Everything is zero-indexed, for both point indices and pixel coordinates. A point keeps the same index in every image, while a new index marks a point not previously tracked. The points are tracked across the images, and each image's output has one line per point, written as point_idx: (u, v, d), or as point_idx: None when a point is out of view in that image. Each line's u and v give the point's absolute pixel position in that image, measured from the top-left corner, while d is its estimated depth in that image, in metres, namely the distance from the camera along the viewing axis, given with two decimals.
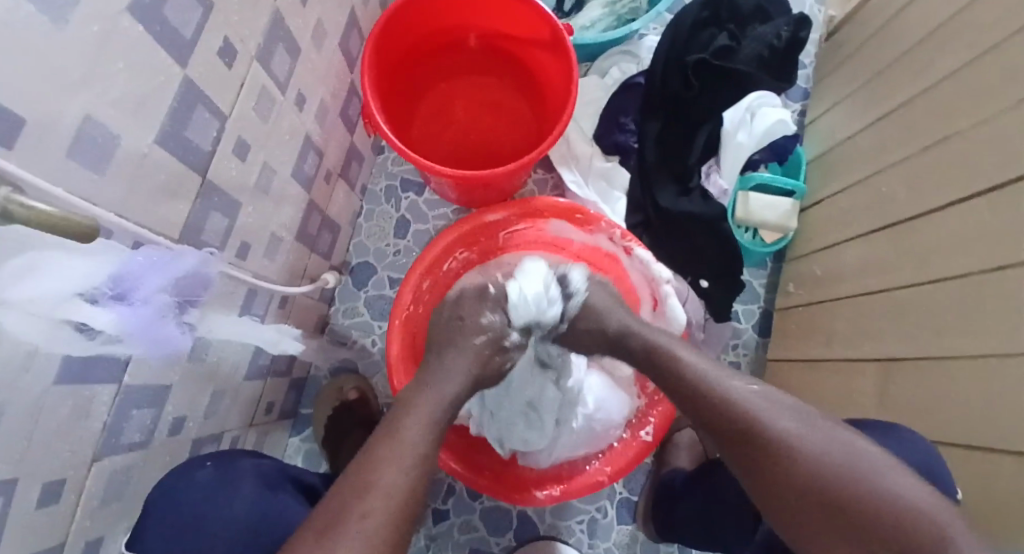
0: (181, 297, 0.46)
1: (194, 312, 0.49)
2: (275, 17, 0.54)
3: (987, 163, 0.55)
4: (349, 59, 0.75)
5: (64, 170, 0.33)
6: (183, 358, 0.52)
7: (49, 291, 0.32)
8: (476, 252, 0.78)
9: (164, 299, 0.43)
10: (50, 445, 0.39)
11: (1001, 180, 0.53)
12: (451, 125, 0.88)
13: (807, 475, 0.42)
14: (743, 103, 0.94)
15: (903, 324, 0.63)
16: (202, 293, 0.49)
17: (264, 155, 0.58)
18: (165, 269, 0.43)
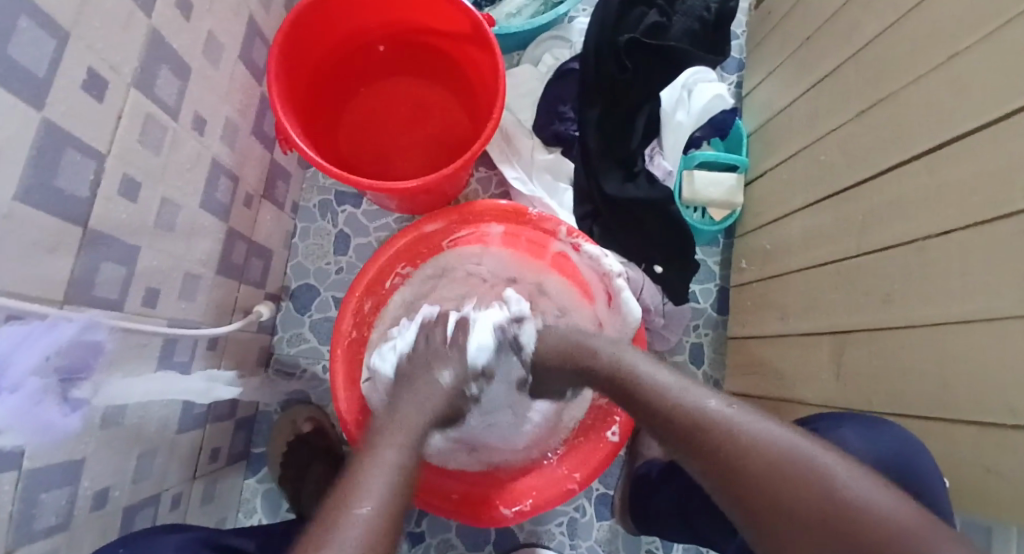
0: (63, 371, 0.41)
1: (79, 388, 0.44)
2: (153, 37, 0.48)
3: (917, 128, 0.55)
4: (255, 71, 0.69)
5: None
6: (95, 427, 0.47)
7: None
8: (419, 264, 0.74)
9: (36, 381, 0.38)
10: None
11: (934, 144, 0.52)
12: (380, 132, 0.83)
13: (757, 469, 0.38)
14: (680, 80, 0.91)
15: (851, 294, 0.62)
16: (90, 363, 0.44)
17: (161, 190, 0.53)
18: (39, 346, 0.38)
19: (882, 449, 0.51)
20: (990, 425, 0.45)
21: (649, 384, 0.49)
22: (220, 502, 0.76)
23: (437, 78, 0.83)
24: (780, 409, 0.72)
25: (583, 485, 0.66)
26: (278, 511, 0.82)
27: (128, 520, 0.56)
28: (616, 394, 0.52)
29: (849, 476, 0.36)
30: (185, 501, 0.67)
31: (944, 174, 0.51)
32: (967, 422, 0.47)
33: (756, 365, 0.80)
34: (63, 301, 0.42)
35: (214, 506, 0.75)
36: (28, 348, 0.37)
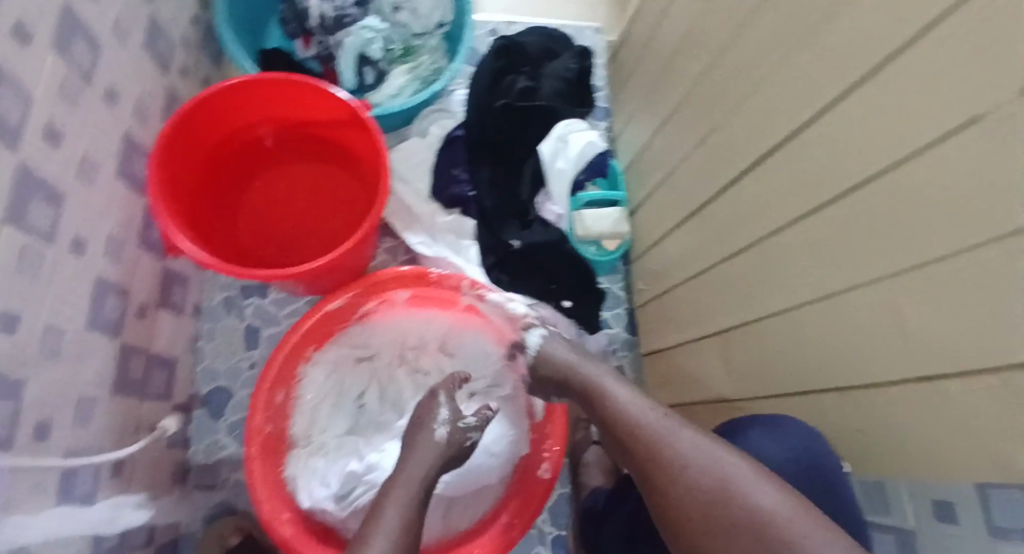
0: None
1: None
2: (23, 170, 0.49)
3: (732, 148, 0.64)
4: (135, 182, 0.70)
5: None
6: None
7: None
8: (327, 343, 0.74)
9: None
10: None
11: (746, 162, 0.62)
12: (274, 222, 0.84)
13: (706, 499, 0.48)
14: (555, 132, 0.98)
15: (723, 297, 0.70)
16: None
17: (42, 316, 0.52)
18: None
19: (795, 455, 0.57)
20: (852, 387, 0.51)
21: (609, 401, 0.59)
22: None
23: (322, 162, 0.87)
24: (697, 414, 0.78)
25: (526, 529, 0.67)
26: None
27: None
28: (591, 410, 0.62)
29: (789, 508, 0.45)
30: None
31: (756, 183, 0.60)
32: (835, 391, 0.54)
33: (671, 377, 0.86)
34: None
35: None
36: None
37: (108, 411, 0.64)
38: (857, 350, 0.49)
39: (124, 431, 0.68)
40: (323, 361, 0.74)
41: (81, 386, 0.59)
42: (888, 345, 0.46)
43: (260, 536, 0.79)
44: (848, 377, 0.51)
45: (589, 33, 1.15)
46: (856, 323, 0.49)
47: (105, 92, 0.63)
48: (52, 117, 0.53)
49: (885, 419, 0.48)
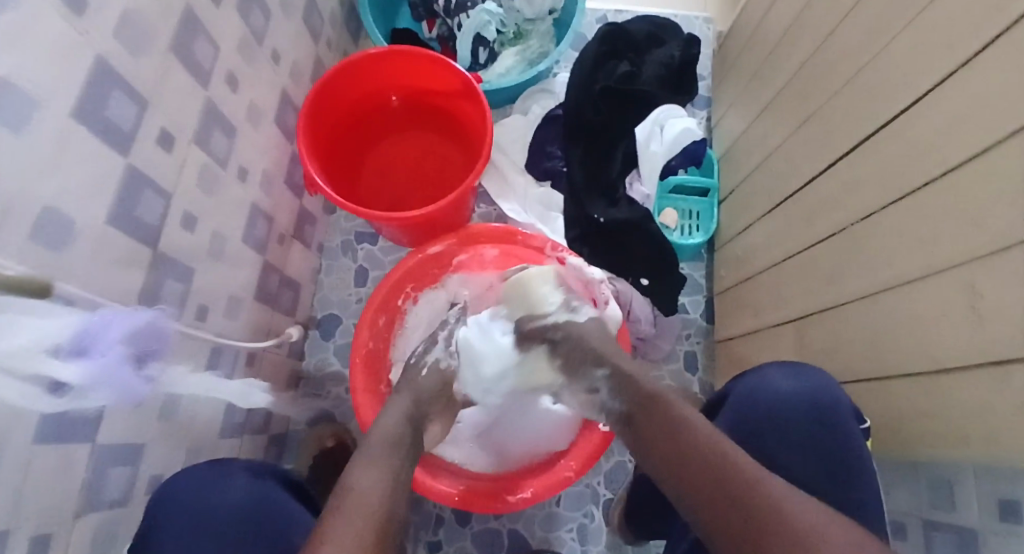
0: (137, 351, 0.50)
1: (150, 367, 0.52)
2: (207, 105, 0.63)
3: (835, 129, 0.65)
4: (287, 131, 0.84)
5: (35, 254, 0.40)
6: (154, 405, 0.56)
7: (31, 347, 0.38)
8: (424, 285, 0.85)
9: (117, 350, 0.47)
10: (41, 484, 0.43)
11: (846, 146, 0.62)
12: (388, 186, 0.94)
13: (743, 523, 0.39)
14: (652, 116, 1.01)
15: (805, 279, 0.70)
16: (158, 348, 0.54)
17: (212, 223, 0.66)
18: (121, 323, 0.48)
19: (805, 388, 0.60)
20: (921, 373, 0.51)
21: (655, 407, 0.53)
22: None
23: (426, 127, 0.96)
24: None
25: (578, 473, 0.73)
26: None
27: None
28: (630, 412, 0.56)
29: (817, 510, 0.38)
30: None
31: (860, 163, 0.60)
32: (894, 377, 0.55)
33: (741, 362, 0.86)
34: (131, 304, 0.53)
35: None
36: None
37: (251, 313, 0.78)
38: (933, 331, 0.49)
39: (259, 331, 0.81)
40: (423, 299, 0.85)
41: (233, 286, 0.73)
42: (955, 326, 0.46)
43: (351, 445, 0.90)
44: (920, 365, 0.51)
45: (698, 22, 1.15)
46: (931, 311, 0.49)
47: (272, 54, 0.77)
48: (230, 67, 0.67)
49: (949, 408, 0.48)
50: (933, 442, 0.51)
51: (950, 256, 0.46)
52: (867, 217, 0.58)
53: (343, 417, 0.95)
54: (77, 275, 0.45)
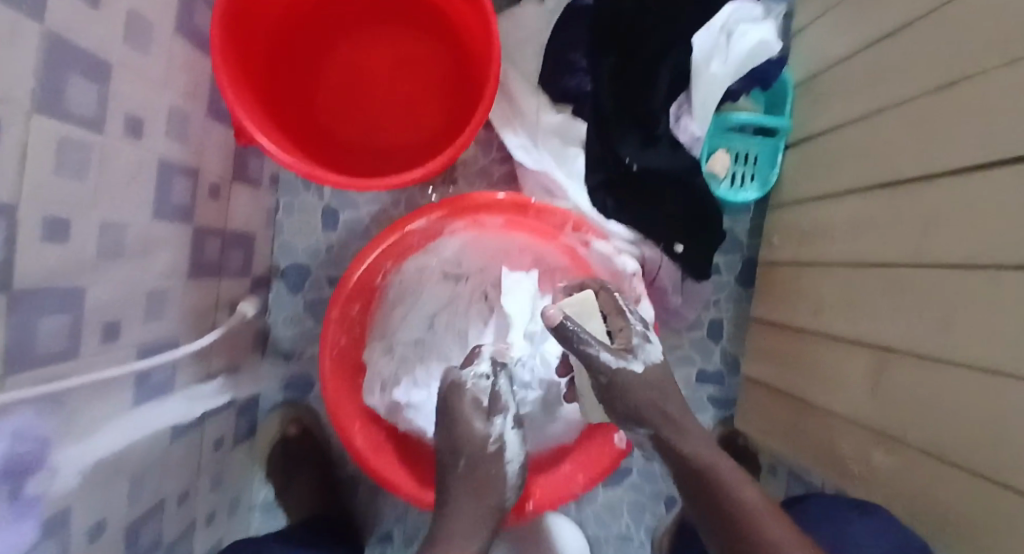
0: (15, 474, 0.37)
1: (31, 484, 0.39)
2: (57, 37, 0.39)
3: (989, 110, 0.44)
4: (199, 39, 0.59)
5: None
6: (77, 482, 0.44)
7: None
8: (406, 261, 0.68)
9: None
10: None
11: (1002, 153, 0.42)
12: (360, 107, 0.70)
13: None
14: (719, 20, 0.75)
15: (893, 304, 0.55)
16: (44, 454, 0.40)
17: (101, 212, 0.47)
18: None
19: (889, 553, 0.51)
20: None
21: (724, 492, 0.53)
22: (229, 483, 0.78)
23: (404, 23, 0.70)
24: (802, 414, 0.69)
25: (590, 484, 0.66)
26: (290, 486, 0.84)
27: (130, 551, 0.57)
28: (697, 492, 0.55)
29: None
30: (192, 494, 0.69)
31: (1019, 186, 0.41)
32: (974, 474, 0.45)
33: (783, 356, 0.75)
34: (1, 384, 0.36)
35: (225, 487, 0.77)
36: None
37: (186, 298, 0.62)
38: None
39: (202, 313, 0.66)
40: (407, 275, 0.68)
41: (153, 278, 0.56)
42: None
43: (318, 434, 0.85)
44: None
45: None
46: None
47: None
48: None
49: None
50: None
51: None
52: (1018, 272, 0.41)
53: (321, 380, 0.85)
54: None
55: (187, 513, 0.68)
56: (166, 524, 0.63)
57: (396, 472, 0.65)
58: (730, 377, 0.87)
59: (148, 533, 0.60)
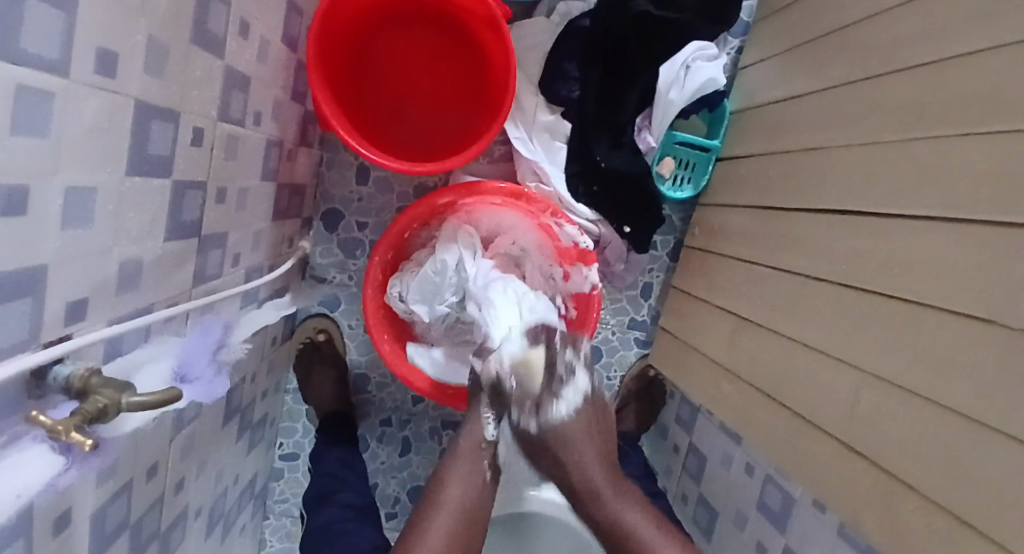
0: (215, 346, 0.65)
1: (223, 353, 0.67)
2: (226, 70, 0.60)
3: (833, 188, 0.74)
4: (294, 41, 0.77)
5: (109, 304, 0.48)
6: (232, 355, 0.71)
7: (152, 380, 0.51)
8: (434, 224, 0.96)
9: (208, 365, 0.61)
10: (151, 433, 0.58)
11: (836, 206, 0.73)
12: (398, 97, 0.89)
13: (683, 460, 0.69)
14: (680, 57, 0.97)
15: (756, 292, 0.87)
16: (220, 335, 0.67)
17: (236, 182, 0.69)
18: (199, 343, 0.61)
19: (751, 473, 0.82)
20: (803, 418, 0.74)
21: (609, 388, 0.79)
22: (278, 371, 1.04)
23: (437, 30, 0.87)
24: (690, 354, 1.03)
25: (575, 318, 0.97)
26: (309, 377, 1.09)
27: (230, 408, 0.83)
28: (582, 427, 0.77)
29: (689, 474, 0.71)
30: (258, 377, 0.94)
31: (843, 234, 0.71)
32: (775, 400, 0.79)
33: (685, 316, 1.06)
34: (185, 293, 0.61)
35: (275, 374, 1.03)
36: (11, 422, 0.36)
37: (268, 236, 0.84)
38: (824, 403, 0.70)
39: (276, 248, 0.88)
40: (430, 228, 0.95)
41: (255, 223, 0.78)
42: (837, 406, 0.68)
43: (338, 342, 1.09)
44: (802, 408, 0.73)
45: None
46: (828, 382, 0.70)
47: None
48: (243, 13, 0.60)
49: (805, 442, 0.73)
50: (796, 448, 0.75)
51: (863, 367, 0.64)
52: (833, 284, 0.71)
53: (347, 301, 1.10)
54: (145, 298, 0.53)
55: (256, 387, 0.93)
56: (245, 394, 0.88)
57: (408, 369, 0.94)
58: (652, 324, 1.18)
59: (236, 397, 0.85)
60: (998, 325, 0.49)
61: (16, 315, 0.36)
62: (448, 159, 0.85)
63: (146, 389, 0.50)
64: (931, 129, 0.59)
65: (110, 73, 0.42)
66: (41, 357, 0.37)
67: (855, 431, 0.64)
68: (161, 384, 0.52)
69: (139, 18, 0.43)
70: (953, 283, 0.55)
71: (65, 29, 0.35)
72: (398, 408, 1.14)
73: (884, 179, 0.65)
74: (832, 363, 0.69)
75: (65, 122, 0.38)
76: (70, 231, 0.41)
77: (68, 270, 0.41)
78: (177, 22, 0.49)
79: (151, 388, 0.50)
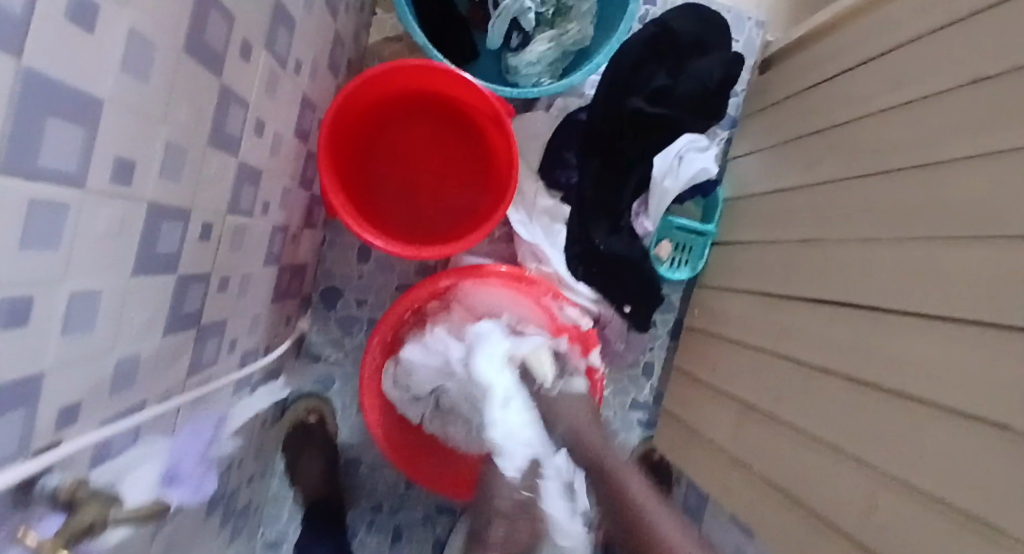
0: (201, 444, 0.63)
1: (211, 447, 0.65)
2: (240, 166, 0.62)
3: (835, 280, 0.75)
4: (304, 132, 0.81)
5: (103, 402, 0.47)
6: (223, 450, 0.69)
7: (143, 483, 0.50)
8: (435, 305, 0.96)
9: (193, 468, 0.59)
10: (132, 539, 0.55)
11: (832, 300, 0.74)
12: (403, 182, 0.92)
13: None
14: (674, 148, 1.02)
15: (758, 381, 0.86)
16: (210, 430, 0.66)
17: (240, 269, 0.69)
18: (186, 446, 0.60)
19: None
20: (815, 520, 0.70)
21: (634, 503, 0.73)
22: (266, 454, 1.00)
23: (444, 122, 0.92)
24: (695, 441, 1.00)
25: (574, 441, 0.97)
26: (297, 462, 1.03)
27: (214, 499, 0.79)
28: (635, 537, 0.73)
29: None
30: (245, 462, 0.90)
31: (842, 328, 0.71)
32: (785, 500, 0.76)
33: (688, 399, 1.05)
34: (179, 386, 0.60)
35: (263, 458, 0.99)
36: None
37: (267, 318, 0.84)
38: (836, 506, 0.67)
39: (274, 330, 0.87)
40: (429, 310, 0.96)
41: (256, 306, 0.78)
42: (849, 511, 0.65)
43: (329, 422, 1.05)
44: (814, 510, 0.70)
45: (748, 28, 1.11)
46: (840, 484, 0.67)
47: (295, 68, 0.71)
48: (259, 114, 0.63)
49: (819, 548, 0.69)
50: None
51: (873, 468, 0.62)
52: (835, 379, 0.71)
53: (342, 380, 1.08)
54: (140, 393, 0.52)
55: (242, 474, 0.89)
56: (230, 482, 0.84)
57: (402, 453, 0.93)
58: (654, 406, 1.16)
59: (222, 487, 0.81)
60: (1005, 434, 0.48)
61: (6, 428, 0.35)
62: (451, 243, 0.86)
63: (134, 500, 0.48)
64: (927, 229, 0.61)
65: (126, 178, 0.43)
66: (31, 468, 0.36)
67: (871, 540, 0.61)
68: (147, 493, 0.50)
69: (160, 128, 0.45)
70: (960, 387, 0.54)
71: (85, 143, 0.36)
72: (390, 494, 1.08)
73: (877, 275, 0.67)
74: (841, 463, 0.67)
75: (80, 229, 0.38)
76: (72, 334, 0.40)
77: (64, 374, 0.41)
78: (197, 129, 0.51)
79: (139, 498, 0.48)
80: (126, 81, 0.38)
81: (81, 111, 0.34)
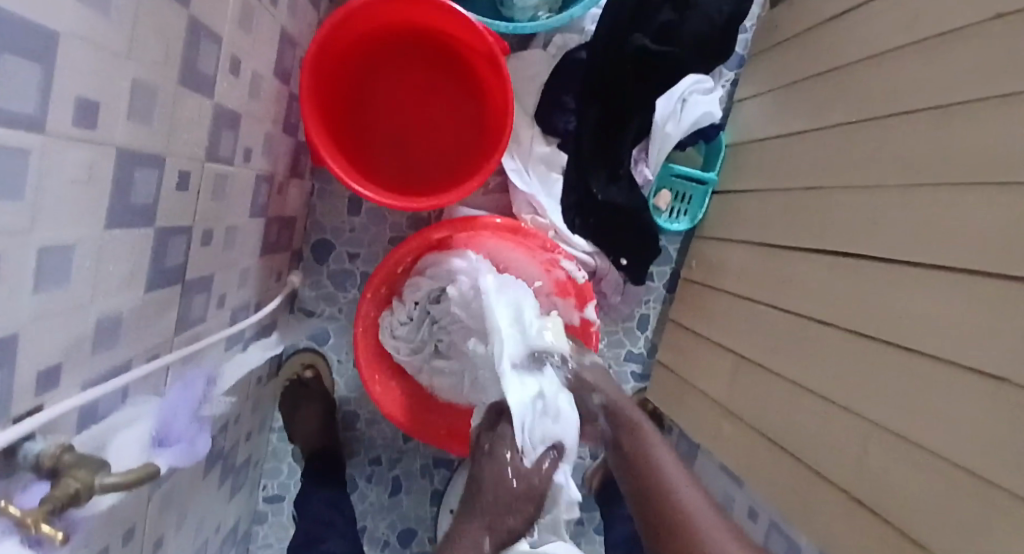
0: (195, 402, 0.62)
1: (206, 407, 0.64)
2: (217, 108, 0.57)
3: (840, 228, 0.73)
4: (285, 72, 0.75)
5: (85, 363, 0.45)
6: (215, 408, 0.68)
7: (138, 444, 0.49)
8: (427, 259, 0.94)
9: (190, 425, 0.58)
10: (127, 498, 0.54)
11: (836, 249, 0.72)
12: (391, 128, 0.87)
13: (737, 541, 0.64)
14: (679, 90, 0.97)
15: (756, 330, 0.86)
16: (204, 389, 0.64)
17: (224, 222, 0.66)
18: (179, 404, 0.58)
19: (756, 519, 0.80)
20: (807, 465, 0.72)
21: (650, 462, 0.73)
22: (264, 409, 1.00)
23: (434, 62, 0.86)
24: (689, 390, 1.01)
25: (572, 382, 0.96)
26: (294, 416, 1.04)
27: (212, 454, 0.79)
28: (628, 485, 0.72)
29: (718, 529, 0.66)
30: (242, 417, 0.89)
31: (845, 277, 0.70)
32: (778, 446, 0.78)
33: (683, 349, 1.05)
34: (167, 343, 0.58)
35: (260, 412, 0.99)
36: None
37: (256, 273, 0.81)
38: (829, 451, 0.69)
39: (264, 284, 0.85)
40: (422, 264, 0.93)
41: (244, 261, 0.75)
42: (842, 456, 0.66)
43: (325, 377, 1.05)
44: (807, 456, 0.72)
45: None
46: (833, 430, 0.68)
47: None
48: (234, 50, 0.58)
49: (810, 491, 0.71)
50: (799, 497, 0.73)
51: (869, 416, 0.63)
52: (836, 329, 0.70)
53: (336, 334, 1.06)
54: (125, 352, 0.50)
55: (239, 429, 0.89)
56: (228, 437, 0.84)
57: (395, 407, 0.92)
58: (648, 357, 1.17)
59: (220, 441, 0.81)
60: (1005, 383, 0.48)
61: None
62: (443, 192, 0.82)
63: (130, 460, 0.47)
64: (933, 177, 0.58)
65: (92, 122, 0.39)
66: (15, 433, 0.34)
67: (863, 483, 0.63)
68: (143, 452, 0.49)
69: (126, 65, 0.41)
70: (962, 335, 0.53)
71: (41, 81, 0.32)
72: (388, 446, 1.10)
73: (885, 223, 0.65)
74: (837, 410, 0.68)
75: (44, 178, 0.34)
76: (46, 291, 0.38)
77: (41, 335, 0.38)
78: (167, 66, 0.46)
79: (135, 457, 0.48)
80: (82, 10, 0.34)
81: (34, 44, 0.30)
